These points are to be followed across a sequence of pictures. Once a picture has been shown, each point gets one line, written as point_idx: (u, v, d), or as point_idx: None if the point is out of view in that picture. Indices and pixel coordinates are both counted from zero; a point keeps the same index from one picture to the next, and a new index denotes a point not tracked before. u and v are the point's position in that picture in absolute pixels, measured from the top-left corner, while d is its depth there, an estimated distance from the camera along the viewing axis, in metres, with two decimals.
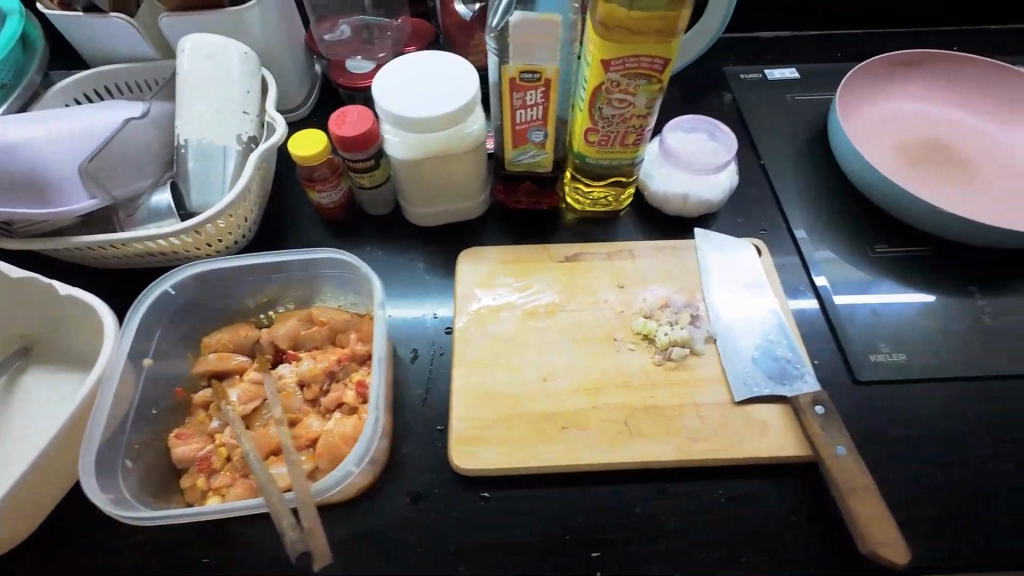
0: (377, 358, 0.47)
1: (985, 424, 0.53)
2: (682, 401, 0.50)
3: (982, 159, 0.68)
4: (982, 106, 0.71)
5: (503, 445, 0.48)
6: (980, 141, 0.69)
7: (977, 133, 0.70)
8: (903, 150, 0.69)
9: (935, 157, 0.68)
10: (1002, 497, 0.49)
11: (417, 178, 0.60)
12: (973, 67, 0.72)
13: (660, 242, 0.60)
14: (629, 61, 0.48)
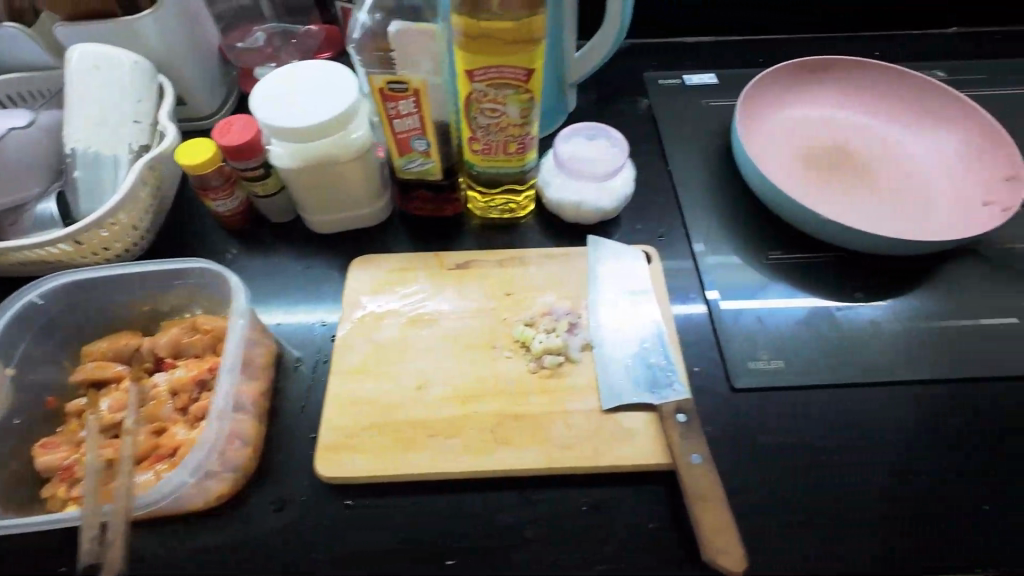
0: (224, 372, 0.48)
1: (967, 422, 0.53)
2: (553, 409, 0.50)
3: (889, 165, 0.67)
4: (894, 110, 0.70)
5: (368, 453, 0.48)
6: (889, 146, 0.68)
7: (887, 138, 0.69)
8: (810, 156, 0.68)
9: (841, 163, 0.67)
10: (986, 495, 0.49)
11: (308, 186, 0.59)
12: (886, 70, 0.71)
13: (551, 249, 0.60)
14: (491, 71, 0.48)
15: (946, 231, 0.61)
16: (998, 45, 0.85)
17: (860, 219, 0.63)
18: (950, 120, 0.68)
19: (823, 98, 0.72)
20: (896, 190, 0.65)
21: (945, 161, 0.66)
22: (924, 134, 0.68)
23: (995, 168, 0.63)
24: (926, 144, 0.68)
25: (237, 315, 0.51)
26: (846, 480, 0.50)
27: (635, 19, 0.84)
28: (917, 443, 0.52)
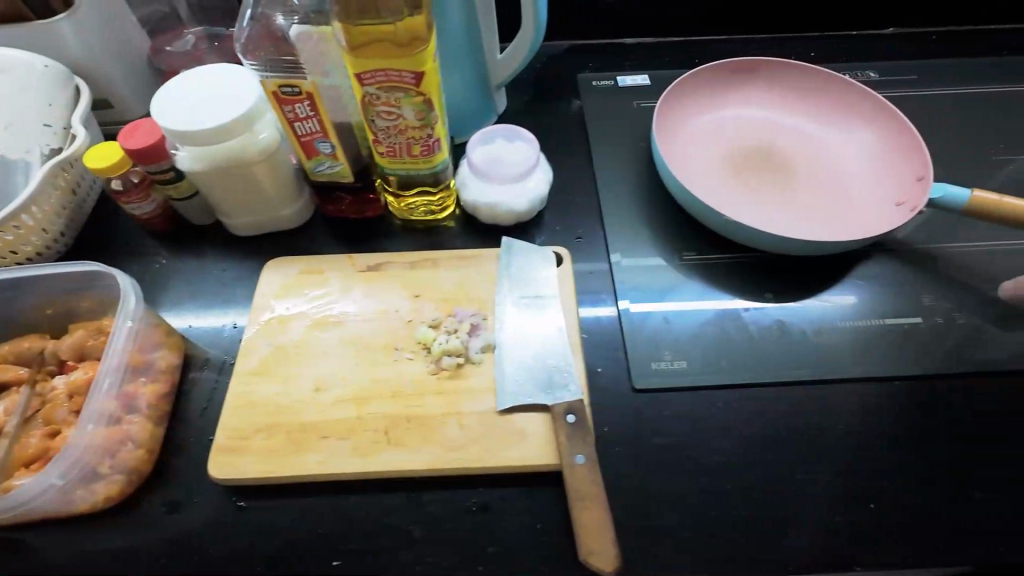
0: (109, 368, 0.50)
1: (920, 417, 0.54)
2: (448, 409, 0.51)
3: (809, 165, 0.67)
4: (816, 112, 0.71)
5: (260, 455, 0.49)
6: (810, 147, 0.69)
7: (808, 139, 0.69)
8: (731, 156, 0.68)
9: (761, 163, 0.67)
10: (931, 491, 0.50)
11: (219, 190, 0.59)
12: (808, 72, 0.71)
13: (462, 252, 0.61)
14: (379, 75, 0.48)
15: (859, 231, 0.61)
16: (934, 45, 0.85)
17: (776, 219, 0.63)
18: (869, 120, 0.68)
19: (748, 100, 0.72)
20: (814, 190, 0.65)
21: (864, 162, 0.67)
22: (845, 135, 0.69)
23: (910, 167, 0.63)
24: (846, 144, 0.68)
25: (125, 318, 0.52)
26: (738, 479, 0.50)
27: (571, 20, 0.84)
28: (813, 443, 0.52)
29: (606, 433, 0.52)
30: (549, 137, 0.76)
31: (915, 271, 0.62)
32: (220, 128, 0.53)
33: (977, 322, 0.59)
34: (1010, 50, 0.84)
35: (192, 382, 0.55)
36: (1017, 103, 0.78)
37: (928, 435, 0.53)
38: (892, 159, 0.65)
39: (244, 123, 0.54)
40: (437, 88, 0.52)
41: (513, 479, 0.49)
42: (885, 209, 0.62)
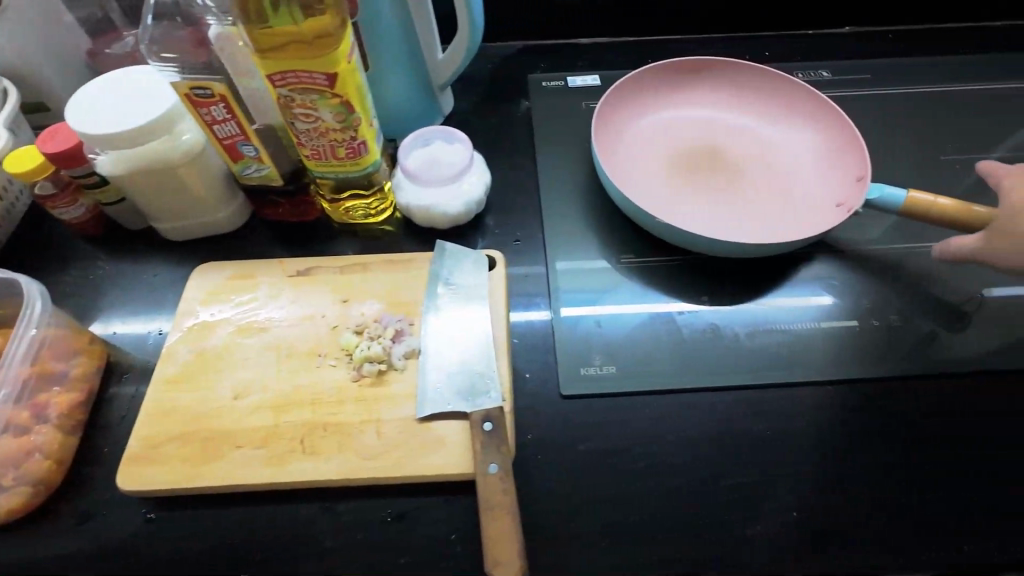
0: (9, 378, 0.49)
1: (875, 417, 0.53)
2: (366, 417, 0.50)
3: (752, 165, 0.66)
4: (761, 112, 0.70)
5: (171, 465, 0.48)
6: (755, 147, 0.68)
7: (753, 139, 0.68)
8: (674, 157, 0.67)
9: (705, 163, 0.66)
10: (881, 492, 0.50)
11: (143, 194, 0.58)
12: (752, 72, 0.70)
13: (394, 255, 0.60)
14: (290, 77, 0.48)
15: (800, 231, 0.60)
16: (890, 44, 0.84)
17: (716, 220, 0.62)
18: (812, 120, 0.68)
19: (693, 100, 0.71)
20: (757, 190, 0.64)
21: (807, 162, 0.66)
22: (789, 135, 0.68)
23: (851, 166, 0.63)
24: (790, 144, 0.67)
25: (28, 325, 0.51)
26: (663, 487, 0.49)
27: (522, 21, 0.83)
28: (740, 449, 0.51)
29: (529, 440, 0.52)
30: (495, 139, 0.75)
31: (854, 273, 0.61)
32: (133, 130, 0.52)
33: (915, 324, 0.58)
34: (965, 49, 0.83)
35: (113, 394, 0.54)
36: (970, 101, 0.77)
37: (872, 439, 0.52)
38: (835, 158, 0.64)
39: (162, 126, 0.53)
40: (356, 90, 0.51)
41: (429, 489, 0.48)
42: (827, 209, 0.61)
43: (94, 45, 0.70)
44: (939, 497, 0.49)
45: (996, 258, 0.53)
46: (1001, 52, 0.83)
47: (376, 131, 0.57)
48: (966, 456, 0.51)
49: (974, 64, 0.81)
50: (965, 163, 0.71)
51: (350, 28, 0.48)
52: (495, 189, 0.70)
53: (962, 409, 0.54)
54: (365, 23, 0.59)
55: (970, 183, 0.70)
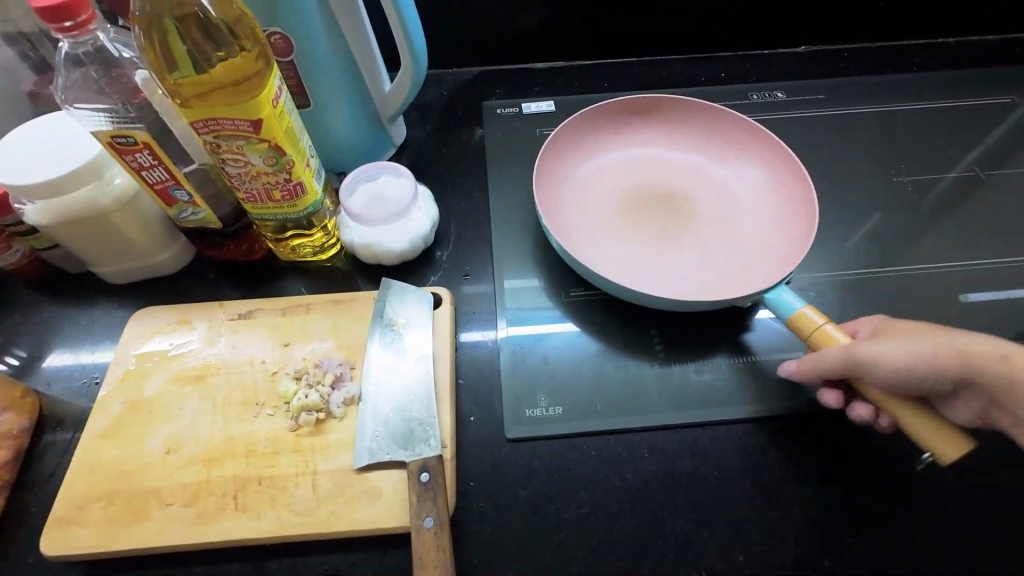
0: None
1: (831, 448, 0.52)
2: (301, 469, 0.48)
3: (701, 203, 0.66)
4: (704, 145, 0.70)
5: (97, 526, 0.47)
6: (701, 182, 0.67)
7: (698, 175, 0.68)
8: (624, 201, 0.66)
9: (654, 204, 0.65)
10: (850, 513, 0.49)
11: (73, 243, 0.56)
12: (693, 107, 0.70)
13: (337, 295, 0.59)
14: (214, 124, 0.46)
15: (756, 271, 0.59)
16: (845, 64, 0.84)
17: (670, 267, 0.60)
18: (752, 148, 0.68)
19: (634, 139, 0.71)
20: (707, 229, 0.63)
21: (755, 192, 0.66)
22: (734, 166, 0.68)
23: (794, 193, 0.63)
24: (736, 175, 0.67)
25: None
26: (609, 533, 0.48)
27: (477, 46, 0.82)
28: (687, 490, 0.50)
29: (472, 486, 0.50)
30: (447, 169, 0.73)
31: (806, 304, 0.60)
32: (56, 179, 0.51)
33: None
34: (919, 67, 0.84)
35: (48, 442, 0.54)
36: (925, 120, 0.77)
37: (829, 471, 0.51)
38: (783, 183, 0.64)
39: (89, 173, 0.52)
40: (286, 133, 0.50)
41: (364, 543, 0.47)
42: (781, 240, 0.61)
43: (38, 86, 0.65)
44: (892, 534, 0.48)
45: (870, 369, 0.45)
46: (954, 70, 0.83)
47: (315, 169, 0.56)
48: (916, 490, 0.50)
49: (927, 82, 0.81)
50: (920, 183, 0.71)
51: (275, 71, 0.48)
52: (446, 221, 0.68)
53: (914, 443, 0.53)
54: (300, 58, 0.57)
55: (927, 203, 0.69)
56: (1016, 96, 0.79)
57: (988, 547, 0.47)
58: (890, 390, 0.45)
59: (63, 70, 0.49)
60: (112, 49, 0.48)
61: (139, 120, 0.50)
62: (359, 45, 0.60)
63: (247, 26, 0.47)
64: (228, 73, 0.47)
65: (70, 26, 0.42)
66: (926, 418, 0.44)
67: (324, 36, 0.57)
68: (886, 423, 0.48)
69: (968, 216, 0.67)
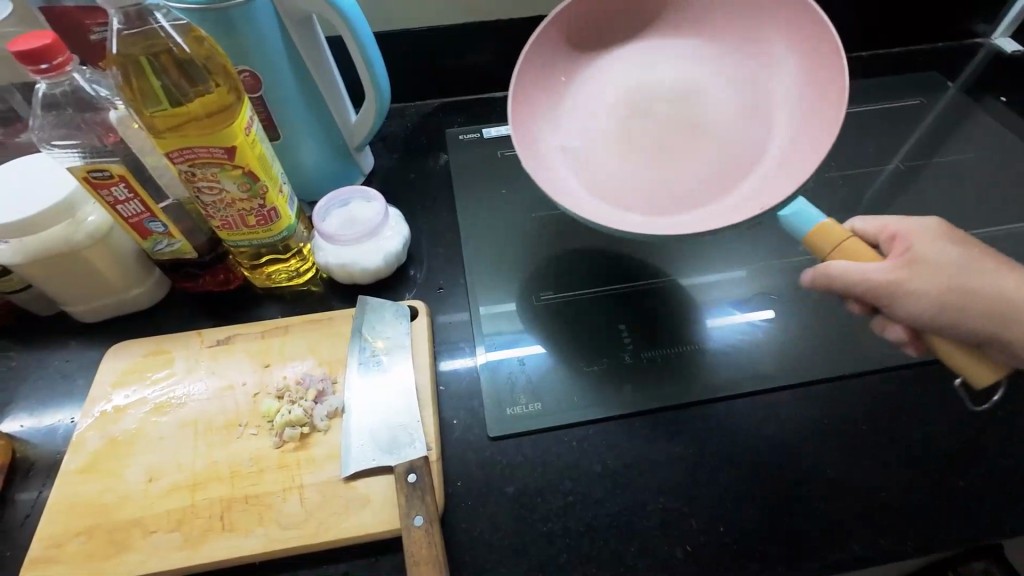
0: None
1: (802, 422, 0.54)
2: (288, 484, 0.49)
3: (706, 106, 0.63)
4: (696, 30, 0.64)
5: (76, 562, 0.46)
6: (702, 78, 0.63)
7: (695, 70, 0.64)
8: (622, 123, 0.63)
9: (659, 118, 0.63)
10: (823, 481, 0.51)
11: (47, 281, 0.56)
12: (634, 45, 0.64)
13: (314, 316, 0.60)
14: (189, 152, 0.49)
15: (804, 144, 0.55)
16: None
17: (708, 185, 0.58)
18: (757, 18, 0.61)
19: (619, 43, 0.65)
20: (723, 131, 0.61)
21: (766, 58, 0.60)
22: (731, 46, 0.63)
23: (813, 57, 0.55)
24: (735, 62, 0.62)
25: None
26: (596, 519, 0.49)
27: (435, 80, 0.86)
28: (667, 471, 0.52)
29: (460, 487, 0.51)
30: (415, 193, 0.76)
31: (758, 294, 0.63)
32: (30, 219, 0.52)
33: (814, 338, 0.60)
34: None
35: (20, 490, 0.52)
36: (848, 123, 0.84)
37: (801, 447, 0.53)
38: (806, 43, 0.56)
39: (62, 211, 0.53)
40: (259, 160, 0.52)
41: (356, 550, 0.47)
42: (801, 107, 0.57)
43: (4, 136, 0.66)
44: (864, 489, 0.50)
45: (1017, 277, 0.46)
46: (869, 78, 0.92)
47: (288, 196, 0.59)
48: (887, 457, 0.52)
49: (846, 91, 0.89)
50: (849, 180, 0.77)
51: (249, 103, 0.51)
52: (418, 241, 0.71)
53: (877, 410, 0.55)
54: (268, 92, 0.60)
55: (858, 196, 0.75)
56: (924, 98, 0.88)
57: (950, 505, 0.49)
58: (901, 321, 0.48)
59: (39, 111, 0.50)
60: (88, 90, 0.50)
61: (113, 154, 0.51)
62: (324, 80, 0.63)
63: (218, 62, 0.50)
64: (203, 106, 0.49)
65: (46, 68, 0.44)
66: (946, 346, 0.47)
67: (290, 72, 0.61)
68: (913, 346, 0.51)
69: (898, 204, 0.74)
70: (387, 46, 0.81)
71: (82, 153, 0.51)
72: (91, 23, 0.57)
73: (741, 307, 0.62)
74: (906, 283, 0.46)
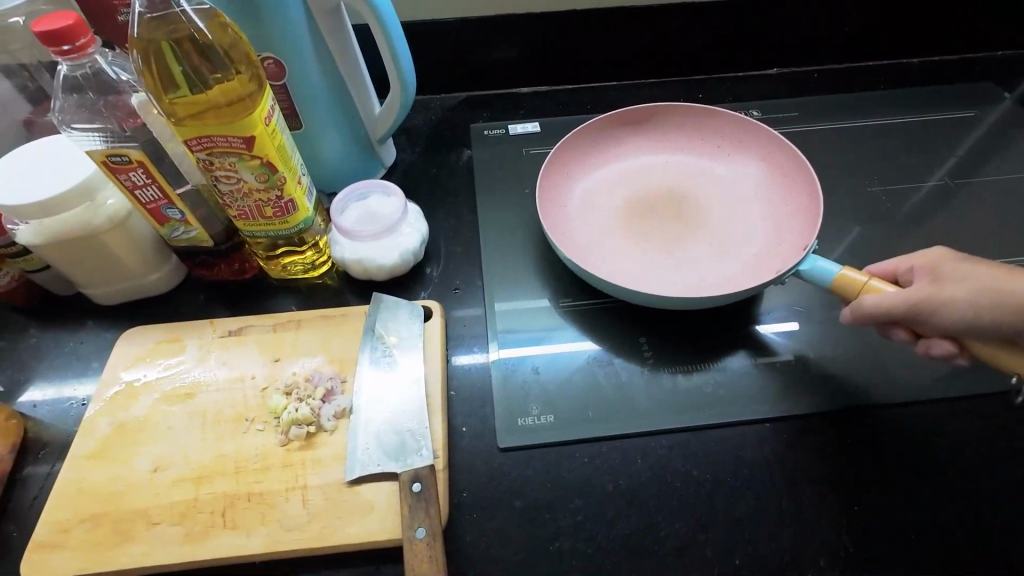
0: None
1: (832, 453, 0.51)
2: (292, 483, 0.48)
3: (703, 194, 0.69)
4: (678, 138, 0.73)
5: (79, 549, 0.45)
6: (690, 173, 0.71)
7: (702, 161, 0.72)
8: (630, 209, 0.67)
9: (661, 206, 0.67)
10: (849, 517, 0.48)
11: (65, 263, 0.56)
12: (633, 145, 0.73)
13: (328, 311, 0.59)
14: (207, 141, 0.48)
15: (788, 232, 0.63)
16: (816, 85, 0.87)
17: (720, 258, 0.62)
18: (731, 132, 0.72)
19: (614, 149, 0.73)
20: (718, 216, 0.66)
21: (761, 161, 0.69)
22: (727, 148, 0.72)
23: (791, 167, 0.66)
24: (717, 163, 0.71)
25: None
26: (605, 541, 0.47)
27: (463, 72, 0.84)
28: (683, 493, 0.50)
29: (466, 497, 0.50)
30: (436, 189, 0.75)
31: (775, 305, 0.60)
32: (50, 201, 0.51)
33: (837, 358, 0.56)
34: (886, 84, 0.86)
35: (30, 470, 0.53)
36: (895, 134, 0.79)
37: (827, 476, 0.50)
38: (776, 152, 0.69)
39: (81, 194, 0.53)
40: (278, 151, 0.51)
41: (357, 557, 0.46)
42: (780, 200, 0.66)
43: (33, 115, 0.66)
44: (887, 506, 0.48)
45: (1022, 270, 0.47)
46: (919, 86, 0.86)
47: (306, 187, 0.57)
48: (919, 484, 0.50)
49: (894, 99, 0.84)
50: (893, 194, 0.73)
51: (269, 92, 0.50)
52: (435, 238, 0.69)
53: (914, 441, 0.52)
54: (292, 82, 0.59)
55: (903, 212, 0.70)
56: (978, 110, 0.82)
57: (983, 543, 0.47)
58: (951, 331, 0.47)
59: (61, 93, 0.50)
60: (110, 72, 0.50)
61: (133, 139, 0.51)
62: (349, 70, 0.62)
63: (241, 51, 0.49)
64: (222, 93, 0.48)
65: (68, 50, 0.44)
66: (996, 351, 0.45)
67: (315, 63, 0.59)
68: (966, 358, 0.48)
69: (944, 223, 0.69)
70: (413, 36, 0.79)
71: (102, 137, 0.50)
72: (118, 4, 0.57)
73: (761, 319, 0.59)
74: (938, 293, 0.47)
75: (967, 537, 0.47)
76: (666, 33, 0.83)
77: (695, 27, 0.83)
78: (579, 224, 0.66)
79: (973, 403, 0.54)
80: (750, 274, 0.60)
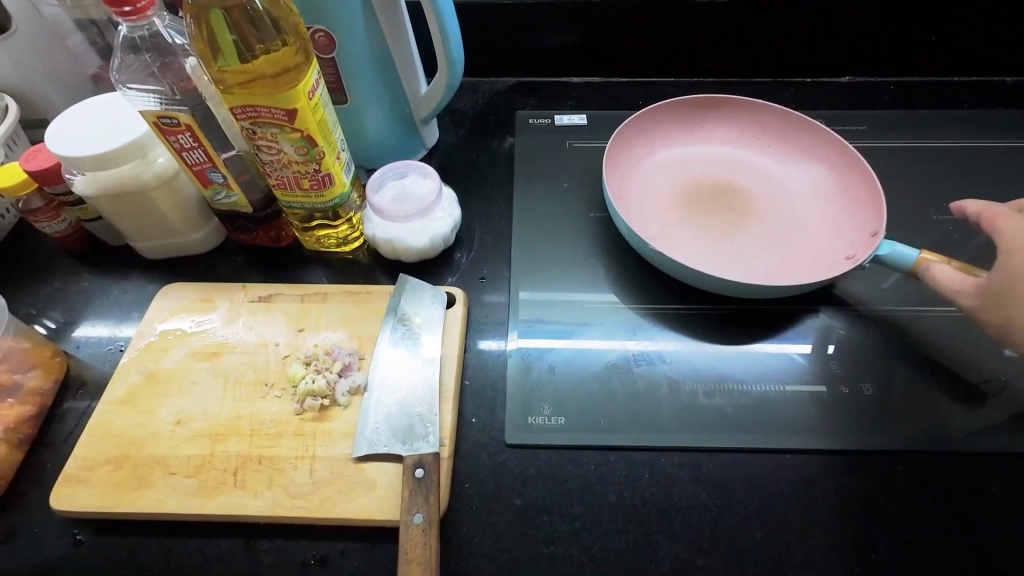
0: None
1: (852, 493, 0.49)
2: (301, 452, 0.49)
3: (754, 189, 0.66)
4: (727, 131, 0.70)
5: (101, 488, 0.48)
6: (737, 167, 0.68)
7: (752, 155, 0.68)
8: (684, 202, 0.64)
9: (712, 201, 0.64)
10: (863, 562, 0.45)
11: (115, 215, 0.59)
12: (682, 133, 0.70)
13: (355, 288, 0.60)
14: (252, 111, 0.49)
15: (846, 234, 0.60)
16: (890, 98, 0.80)
17: (775, 255, 0.60)
18: (784, 127, 0.69)
19: (663, 139, 0.69)
20: (770, 215, 0.63)
21: (813, 154, 0.66)
22: (778, 141, 0.69)
23: (844, 163, 0.64)
24: (770, 157, 0.68)
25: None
26: (601, 550, 0.47)
27: (514, 56, 0.82)
28: (688, 515, 0.48)
29: (467, 488, 0.50)
30: (474, 174, 0.74)
31: (811, 331, 0.57)
32: (104, 156, 0.54)
33: (875, 395, 0.53)
34: (970, 103, 0.79)
35: (68, 406, 0.56)
36: (974, 157, 0.72)
37: (847, 518, 0.47)
38: (829, 146, 0.66)
39: (133, 151, 0.55)
40: (319, 125, 0.51)
41: (357, 531, 0.47)
42: (835, 195, 0.63)
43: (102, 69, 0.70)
44: (896, 517, 0.47)
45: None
46: (1008, 108, 0.78)
47: (345, 162, 0.58)
48: (946, 536, 0.46)
49: (978, 119, 0.77)
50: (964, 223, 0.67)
51: (316, 66, 0.50)
52: (468, 224, 0.68)
53: (945, 489, 0.48)
54: (340, 54, 0.59)
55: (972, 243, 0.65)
56: None
57: None
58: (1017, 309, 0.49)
59: (120, 52, 0.51)
60: (166, 36, 0.51)
61: (183, 103, 0.52)
62: (398, 48, 0.61)
63: (291, 23, 0.50)
64: (269, 64, 0.49)
65: (129, 11, 0.45)
66: None
67: (364, 37, 0.59)
68: None
69: None
70: (461, 16, 0.77)
71: (153, 98, 0.52)
72: None
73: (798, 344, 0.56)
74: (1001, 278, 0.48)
75: (974, 544, 0.46)
76: (721, 29, 0.78)
77: (695, 25, 0.78)
78: (630, 212, 0.63)
79: (1019, 463, 0.49)
80: (807, 274, 0.57)
